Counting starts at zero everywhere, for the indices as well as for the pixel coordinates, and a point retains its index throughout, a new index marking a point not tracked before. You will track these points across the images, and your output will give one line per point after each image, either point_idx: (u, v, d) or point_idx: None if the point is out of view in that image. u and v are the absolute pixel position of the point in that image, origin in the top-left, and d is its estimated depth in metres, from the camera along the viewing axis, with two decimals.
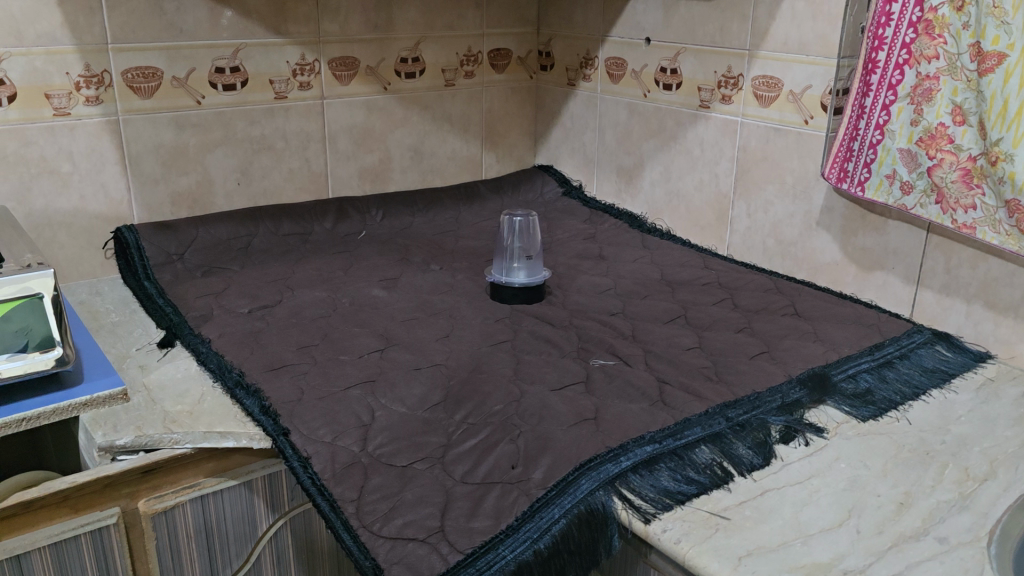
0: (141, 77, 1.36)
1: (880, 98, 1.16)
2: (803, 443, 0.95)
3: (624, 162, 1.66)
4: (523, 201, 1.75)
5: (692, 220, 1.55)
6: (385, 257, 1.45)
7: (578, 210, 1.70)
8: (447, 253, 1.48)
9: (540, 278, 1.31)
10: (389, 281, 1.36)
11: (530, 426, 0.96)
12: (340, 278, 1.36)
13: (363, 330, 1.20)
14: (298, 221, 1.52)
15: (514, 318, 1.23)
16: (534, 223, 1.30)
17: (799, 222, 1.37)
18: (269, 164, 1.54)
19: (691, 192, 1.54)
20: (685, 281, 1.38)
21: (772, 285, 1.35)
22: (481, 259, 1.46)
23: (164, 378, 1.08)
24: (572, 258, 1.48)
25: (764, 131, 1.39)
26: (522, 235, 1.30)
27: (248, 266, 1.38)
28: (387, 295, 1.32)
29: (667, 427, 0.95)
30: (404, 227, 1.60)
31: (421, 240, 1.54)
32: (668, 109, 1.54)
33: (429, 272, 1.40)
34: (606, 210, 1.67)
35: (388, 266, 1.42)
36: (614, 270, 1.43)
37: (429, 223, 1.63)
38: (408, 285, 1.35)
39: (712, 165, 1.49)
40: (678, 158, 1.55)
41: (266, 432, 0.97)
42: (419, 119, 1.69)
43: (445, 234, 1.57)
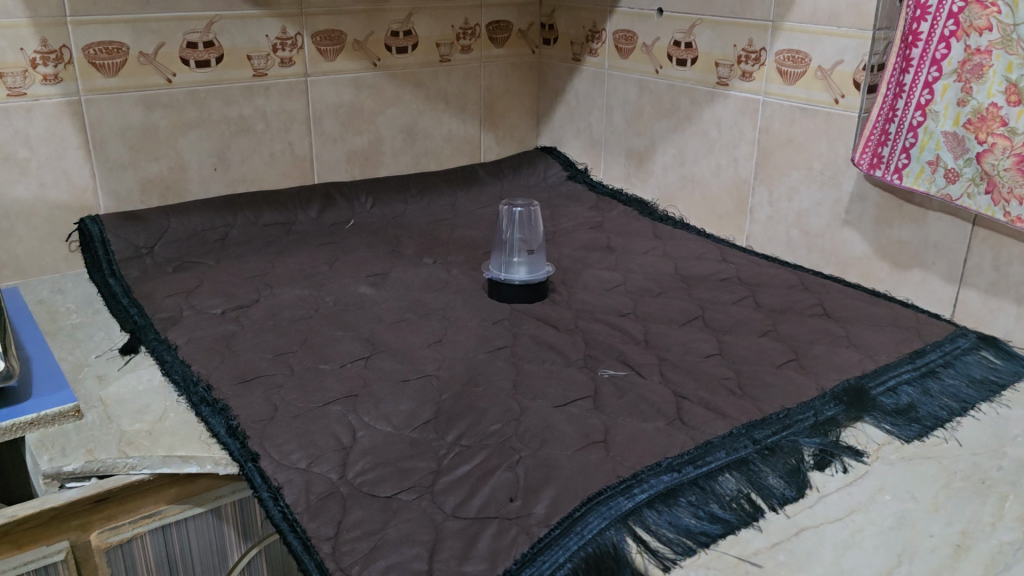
0: (104, 54, 1.23)
1: (922, 75, 1.04)
2: (840, 471, 0.84)
3: (634, 144, 1.53)
4: (525, 185, 1.63)
5: (707, 207, 1.43)
6: (375, 250, 1.34)
7: (583, 196, 1.58)
8: (442, 245, 1.36)
9: (544, 274, 1.19)
10: (378, 278, 1.25)
11: (531, 451, 0.85)
12: (324, 274, 1.25)
13: (347, 334, 1.08)
14: (280, 210, 1.40)
15: (514, 320, 1.12)
16: (536, 211, 1.20)
17: (826, 212, 1.25)
18: (248, 148, 1.41)
19: (707, 177, 1.41)
20: (702, 277, 1.26)
21: (797, 282, 1.23)
22: (479, 252, 1.34)
23: (123, 393, 0.97)
24: (577, 252, 1.36)
25: (789, 111, 1.26)
26: (522, 224, 1.19)
27: (224, 262, 1.27)
28: (375, 294, 1.20)
29: (686, 452, 0.84)
30: (397, 216, 1.48)
31: (415, 230, 1.42)
32: (681, 87, 1.41)
33: (422, 266, 1.29)
34: (615, 196, 1.55)
35: (379, 259, 1.30)
36: (623, 265, 1.32)
37: (423, 211, 1.51)
38: (398, 283, 1.23)
39: (730, 148, 1.36)
40: (693, 141, 1.42)
41: (232, 457, 0.85)
42: (412, 97, 1.56)
43: (441, 224, 1.45)
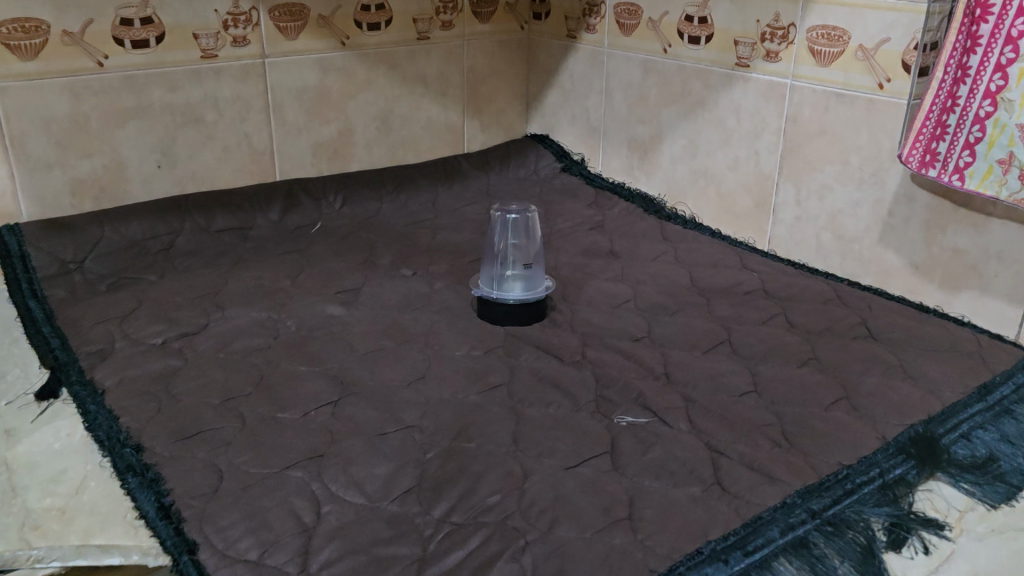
0: (19, 33, 1.03)
1: (993, 57, 0.87)
2: (920, 549, 0.68)
3: (637, 133, 1.36)
4: (514, 179, 1.46)
5: (723, 205, 1.26)
6: (346, 260, 1.16)
7: (579, 192, 1.41)
8: (423, 253, 1.19)
9: (542, 291, 1.02)
10: (348, 297, 1.07)
11: (540, 533, 0.68)
12: (286, 292, 1.07)
13: (311, 371, 0.91)
14: (235, 213, 1.22)
15: (510, 349, 0.95)
16: (533, 211, 1.04)
17: (866, 214, 1.08)
18: (197, 142, 1.21)
19: (723, 171, 1.24)
20: (721, 289, 1.10)
21: (832, 295, 1.08)
22: (465, 262, 1.17)
23: (32, 456, 0.78)
24: (577, 260, 1.19)
25: (822, 98, 1.09)
26: (516, 228, 1.03)
27: (169, 279, 1.09)
28: (345, 318, 1.03)
29: (732, 532, 0.67)
30: (370, 218, 1.30)
31: (391, 235, 1.24)
32: (694, 68, 1.24)
33: (400, 281, 1.11)
34: (615, 190, 1.39)
35: (349, 272, 1.13)
36: (631, 277, 1.15)
37: (400, 211, 1.33)
38: (372, 303, 1.06)
39: (751, 139, 1.19)
40: (707, 129, 1.25)
41: (164, 546, 0.67)
42: (387, 81, 1.37)
43: (421, 227, 1.28)
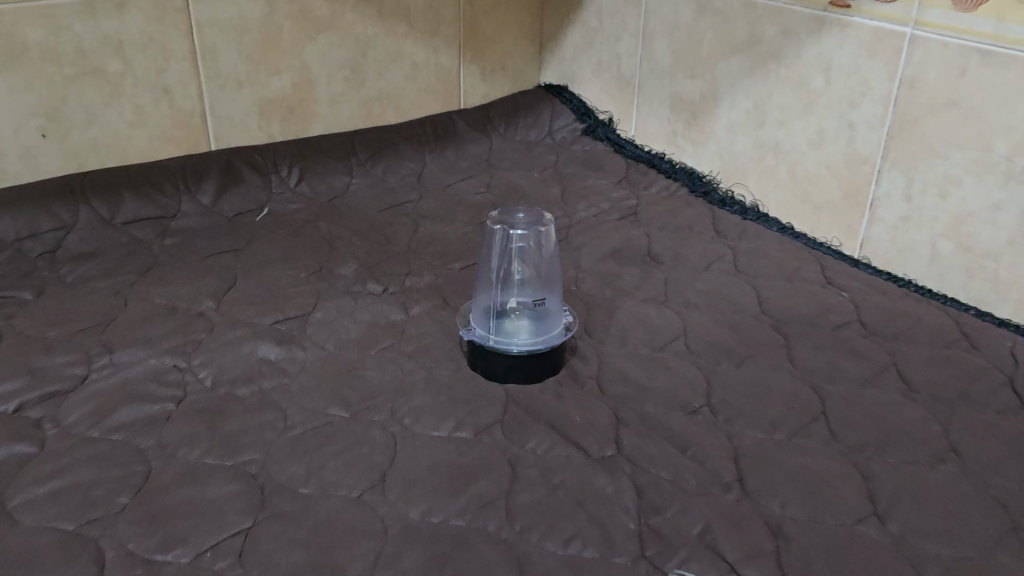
0: None
1: None
2: None
3: (685, 90, 1.04)
4: (522, 144, 1.15)
5: (799, 192, 0.95)
6: (294, 268, 0.86)
7: (605, 166, 1.10)
8: (399, 257, 0.89)
9: (559, 331, 0.73)
10: (291, 330, 0.78)
11: None
12: (207, 322, 0.78)
13: (220, 466, 0.62)
14: (150, 199, 0.92)
15: (511, 429, 0.66)
16: (551, 222, 0.77)
17: (1011, 224, 0.78)
18: (96, 102, 0.91)
19: (802, 148, 0.93)
20: (802, 322, 0.81)
21: (959, 336, 0.78)
22: (454, 273, 0.87)
23: None
24: (602, 271, 0.90)
25: (959, 57, 0.77)
26: (526, 242, 0.76)
27: (47, 300, 0.80)
28: (282, 366, 0.74)
29: None
30: (334, 202, 1.00)
31: (358, 228, 0.94)
32: (769, 7, 0.91)
33: (364, 304, 0.82)
34: (652, 162, 1.08)
35: (296, 288, 0.83)
36: (678, 298, 0.85)
37: (373, 191, 1.03)
38: (323, 341, 0.77)
39: (845, 107, 0.88)
40: (782, 90, 0.93)
41: None
42: (358, 16, 1.04)
43: (398, 215, 0.98)
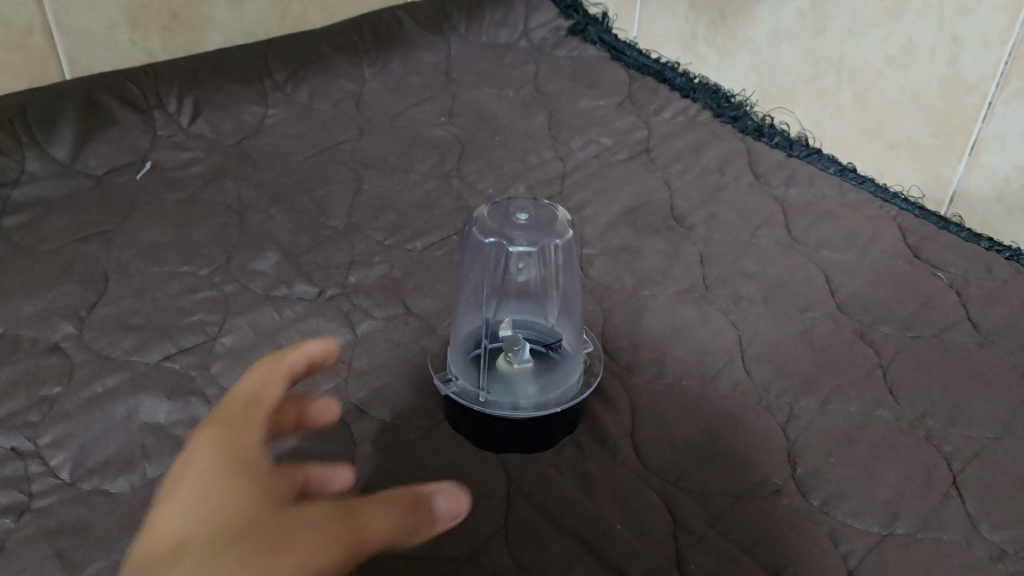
0: None
1: None
2: None
3: None
4: (491, 49, 0.88)
5: (866, 125, 0.72)
6: (191, 262, 0.62)
7: (602, 82, 0.84)
8: (338, 237, 0.65)
9: (579, 383, 0.51)
10: (189, 371, 0.54)
11: None
12: (63, 363, 0.54)
13: None
14: None
15: (525, 543, 0.45)
16: (566, 230, 0.55)
17: None
18: None
19: (879, 67, 0.69)
20: (893, 324, 0.60)
21: None
22: (415, 259, 0.63)
23: None
24: (615, 247, 0.66)
25: None
26: (531, 259, 0.54)
27: None
28: (177, 435, 0.51)
29: None
30: (244, 145, 0.74)
31: (280, 189, 0.69)
32: None
33: (292, 318, 0.58)
34: (664, 76, 0.83)
35: (194, 296, 0.59)
36: (723, 290, 0.63)
37: (297, 126, 0.76)
38: (235, 387, 0.54)
39: (950, 14, 0.63)
40: None
41: None
42: None
43: (333, 165, 0.72)
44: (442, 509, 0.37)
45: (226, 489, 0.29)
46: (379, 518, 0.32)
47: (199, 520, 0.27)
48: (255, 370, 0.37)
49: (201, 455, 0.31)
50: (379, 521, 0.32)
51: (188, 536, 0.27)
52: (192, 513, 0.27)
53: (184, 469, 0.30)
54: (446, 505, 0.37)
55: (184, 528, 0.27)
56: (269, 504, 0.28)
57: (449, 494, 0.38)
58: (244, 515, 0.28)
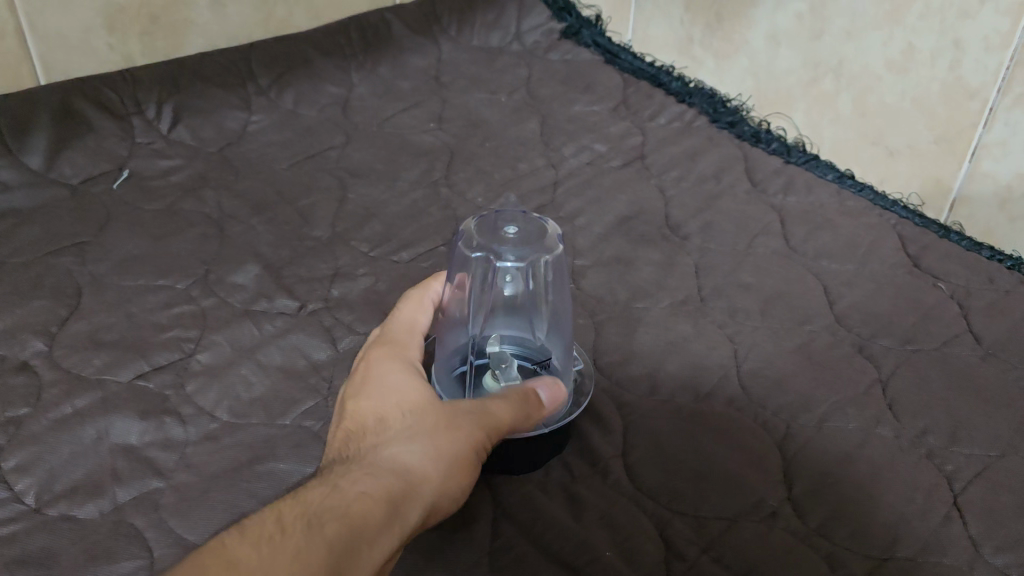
0: None
1: None
2: None
3: None
4: (482, 52, 0.86)
5: (866, 130, 0.70)
6: (168, 275, 0.60)
7: (595, 86, 0.82)
8: (321, 248, 0.63)
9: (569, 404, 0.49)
10: (164, 390, 0.52)
11: None
12: (32, 382, 0.52)
13: None
14: None
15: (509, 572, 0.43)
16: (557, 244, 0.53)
17: None
18: None
19: (879, 71, 0.67)
20: (895, 338, 0.58)
21: None
22: (401, 271, 0.61)
23: None
24: (608, 257, 0.64)
25: None
26: (522, 274, 0.52)
27: None
28: (149, 457, 0.49)
29: None
30: (226, 152, 0.72)
31: (262, 198, 0.67)
32: None
33: (272, 334, 0.56)
34: (659, 80, 0.81)
35: (171, 311, 0.57)
36: (719, 302, 0.61)
37: (281, 132, 0.74)
38: (211, 407, 0.52)
39: (952, 17, 0.62)
40: None
41: None
42: None
43: (317, 173, 0.70)
44: (545, 396, 0.45)
45: (431, 423, 0.41)
46: (503, 408, 0.42)
47: (427, 423, 0.41)
48: (391, 355, 0.45)
49: (393, 408, 0.42)
50: (502, 409, 0.42)
51: (416, 475, 0.38)
52: (424, 456, 0.39)
53: (391, 412, 0.42)
54: (547, 394, 0.45)
55: (404, 463, 0.39)
56: (457, 413, 0.41)
57: (545, 382, 0.46)
58: (443, 419, 0.41)
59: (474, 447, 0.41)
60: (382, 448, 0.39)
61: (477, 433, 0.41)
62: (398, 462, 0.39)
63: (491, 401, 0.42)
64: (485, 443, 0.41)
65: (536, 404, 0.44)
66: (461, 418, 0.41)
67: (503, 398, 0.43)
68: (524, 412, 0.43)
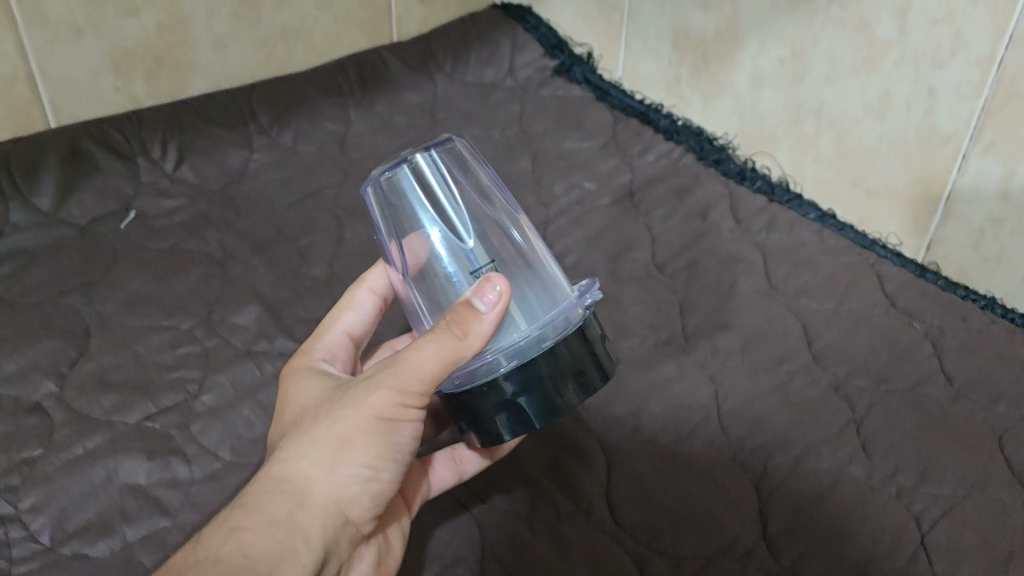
0: None
1: None
2: None
3: (696, 25, 0.79)
4: (476, 88, 0.88)
5: (846, 171, 0.73)
6: (173, 315, 0.62)
7: (586, 122, 0.84)
8: (319, 288, 0.65)
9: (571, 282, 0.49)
10: (169, 431, 0.55)
11: None
12: (44, 424, 0.54)
13: None
14: None
15: None
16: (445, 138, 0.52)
17: None
18: None
19: (857, 116, 0.70)
20: (869, 377, 0.61)
21: None
22: None
23: None
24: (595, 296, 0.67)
25: None
26: (453, 192, 0.49)
27: None
28: (156, 496, 0.51)
29: None
30: (228, 191, 0.74)
31: (263, 237, 0.69)
32: None
33: (273, 374, 0.59)
34: (648, 117, 0.84)
35: (176, 352, 0.59)
36: (702, 341, 0.63)
37: (281, 170, 0.77)
38: (215, 446, 0.54)
39: (926, 68, 0.64)
40: (833, 38, 0.68)
41: None
42: None
43: (316, 212, 0.73)
44: (484, 309, 0.43)
45: (332, 411, 0.43)
46: (421, 358, 0.42)
47: (316, 422, 0.43)
48: (300, 374, 0.48)
49: (295, 419, 0.44)
50: (426, 358, 0.42)
51: (306, 484, 0.41)
52: (316, 460, 0.41)
53: (293, 421, 0.44)
54: (486, 303, 0.43)
55: (297, 473, 0.41)
56: (352, 398, 0.42)
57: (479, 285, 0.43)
58: (342, 403, 0.43)
59: (383, 412, 0.42)
60: (281, 452, 0.42)
61: (384, 402, 0.42)
62: (292, 469, 0.41)
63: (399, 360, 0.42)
64: (401, 403, 0.42)
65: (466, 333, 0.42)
66: (360, 397, 0.42)
67: (418, 347, 0.42)
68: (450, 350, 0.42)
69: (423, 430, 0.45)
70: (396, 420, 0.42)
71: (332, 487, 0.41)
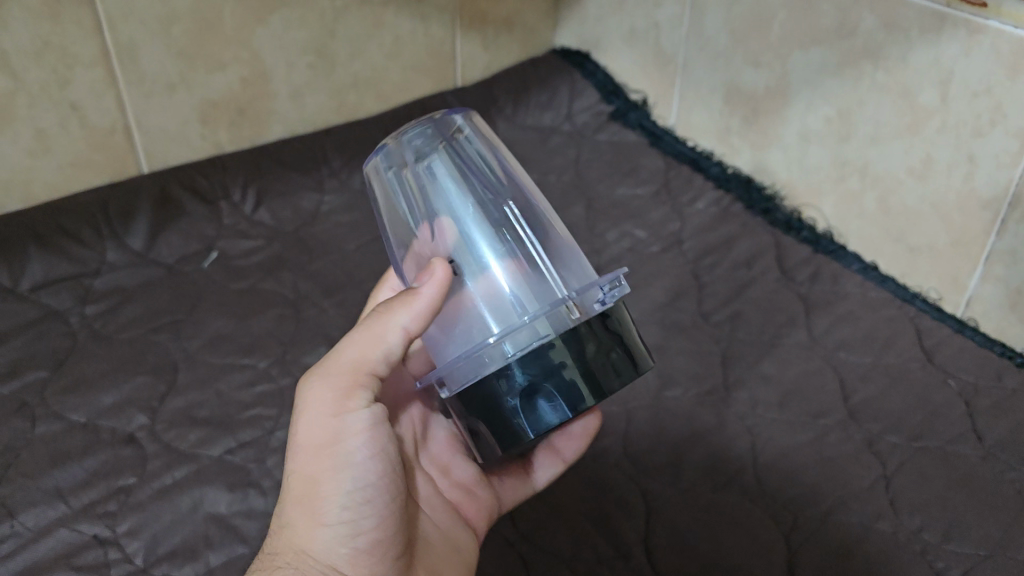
0: None
1: None
2: None
3: (745, 80, 0.83)
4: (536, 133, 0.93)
5: (889, 227, 0.75)
6: (252, 354, 0.68)
7: (639, 170, 0.89)
8: None
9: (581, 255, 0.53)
10: (247, 464, 0.60)
11: None
12: (138, 454, 0.60)
13: None
14: (64, 254, 0.72)
15: None
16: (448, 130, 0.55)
17: None
18: None
19: (900, 176, 0.72)
20: (903, 434, 0.64)
21: None
22: None
23: None
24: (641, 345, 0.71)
25: None
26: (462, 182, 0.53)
27: None
28: (235, 524, 0.57)
29: None
30: (302, 233, 0.80)
31: (334, 280, 0.75)
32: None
33: None
34: (700, 163, 0.88)
35: (254, 389, 0.65)
36: (741, 393, 0.67)
37: (351, 213, 0.82)
38: None
39: (965, 135, 0.66)
40: (875, 100, 0.71)
41: None
42: None
43: (381, 255, 0.78)
44: (417, 287, 0.46)
45: (288, 467, 0.46)
46: (343, 360, 0.46)
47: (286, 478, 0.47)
48: None
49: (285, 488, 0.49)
50: (340, 359, 0.46)
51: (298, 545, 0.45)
52: (293, 520, 0.45)
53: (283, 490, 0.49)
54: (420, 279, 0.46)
55: (285, 538, 0.45)
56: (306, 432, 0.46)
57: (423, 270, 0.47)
58: (292, 451, 0.46)
59: (328, 436, 0.45)
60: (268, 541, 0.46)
61: (321, 426, 0.45)
62: (280, 546, 0.45)
63: (318, 382, 0.46)
64: (342, 407, 0.46)
65: (376, 318, 0.46)
66: (299, 435, 0.46)
67: (342, 348, 0.47)
68: (368, 345, 0.46)
69: (388, 436, 0.47)
70: (344, 435, 0.46)
71: (320, 538, 0.45)
